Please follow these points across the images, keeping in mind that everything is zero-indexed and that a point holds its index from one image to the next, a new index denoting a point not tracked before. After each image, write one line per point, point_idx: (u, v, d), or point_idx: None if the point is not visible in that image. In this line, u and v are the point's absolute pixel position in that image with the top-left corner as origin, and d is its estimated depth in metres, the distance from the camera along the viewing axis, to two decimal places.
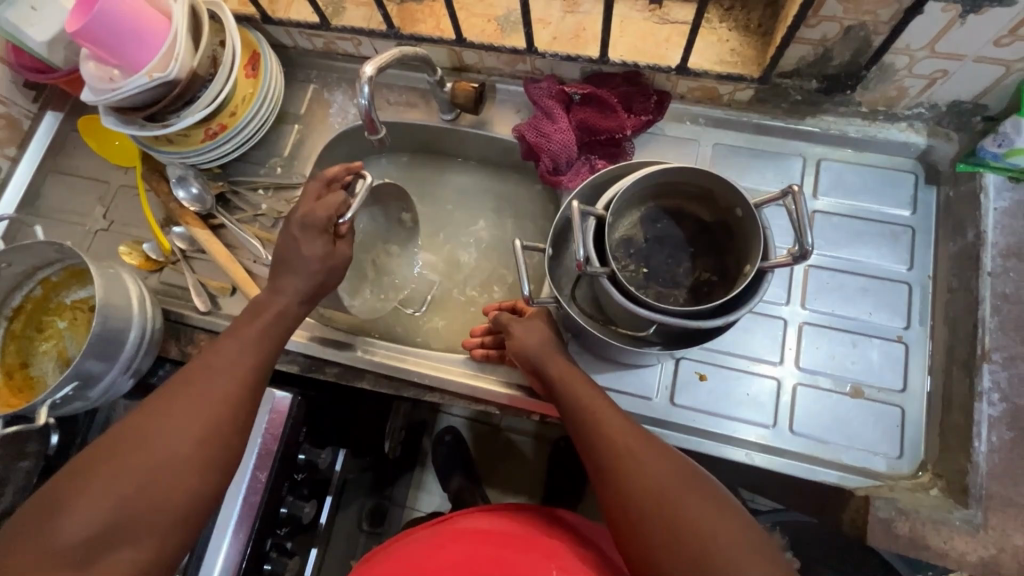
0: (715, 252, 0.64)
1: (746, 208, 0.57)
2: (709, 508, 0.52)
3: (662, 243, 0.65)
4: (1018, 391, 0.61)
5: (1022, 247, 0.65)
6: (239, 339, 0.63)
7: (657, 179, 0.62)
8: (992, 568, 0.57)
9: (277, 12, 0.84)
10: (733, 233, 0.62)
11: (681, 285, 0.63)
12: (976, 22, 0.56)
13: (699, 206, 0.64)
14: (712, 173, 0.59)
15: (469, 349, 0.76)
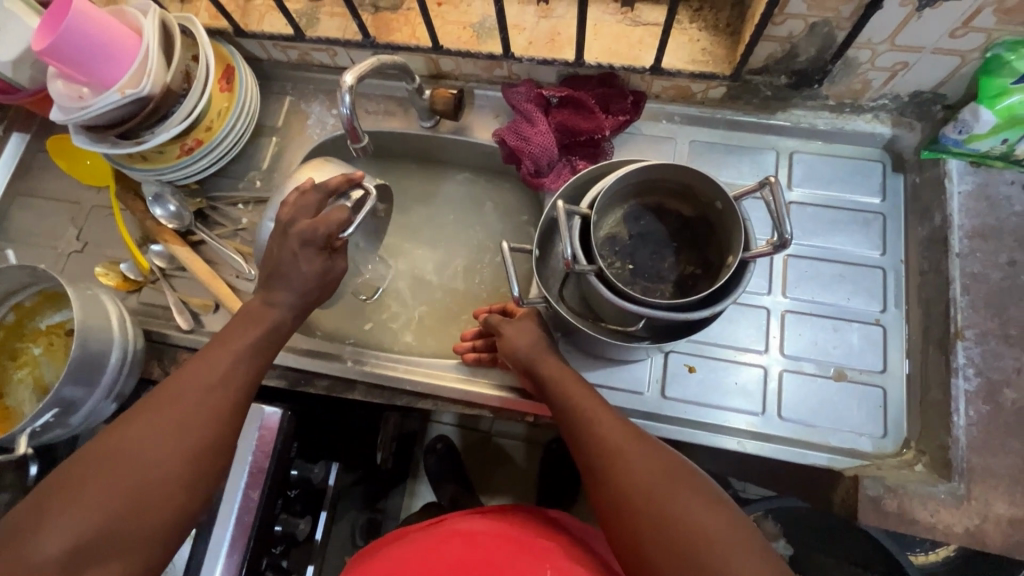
0: (698, 245, 0.65)
1: (726, 202, 0.59)
2: (699, 499, 0.53)
3: (646, 239, 0.66)
4: (992, 365, 0.63)
5: (986, 228, 0.68)
6: (222, 351, 0.62)
7: (638, 177, 0.63)
8: (978, 538, 0.59)
9: (249, 25, 0.84)
10: (714, 227, 0.64)
11: (667, 279, 0.65)
12: (931, 16, 0.59)
13: (679, 202, 0.65)
14: (691, 169, 0.61)
15: (460, 354, 0.76)
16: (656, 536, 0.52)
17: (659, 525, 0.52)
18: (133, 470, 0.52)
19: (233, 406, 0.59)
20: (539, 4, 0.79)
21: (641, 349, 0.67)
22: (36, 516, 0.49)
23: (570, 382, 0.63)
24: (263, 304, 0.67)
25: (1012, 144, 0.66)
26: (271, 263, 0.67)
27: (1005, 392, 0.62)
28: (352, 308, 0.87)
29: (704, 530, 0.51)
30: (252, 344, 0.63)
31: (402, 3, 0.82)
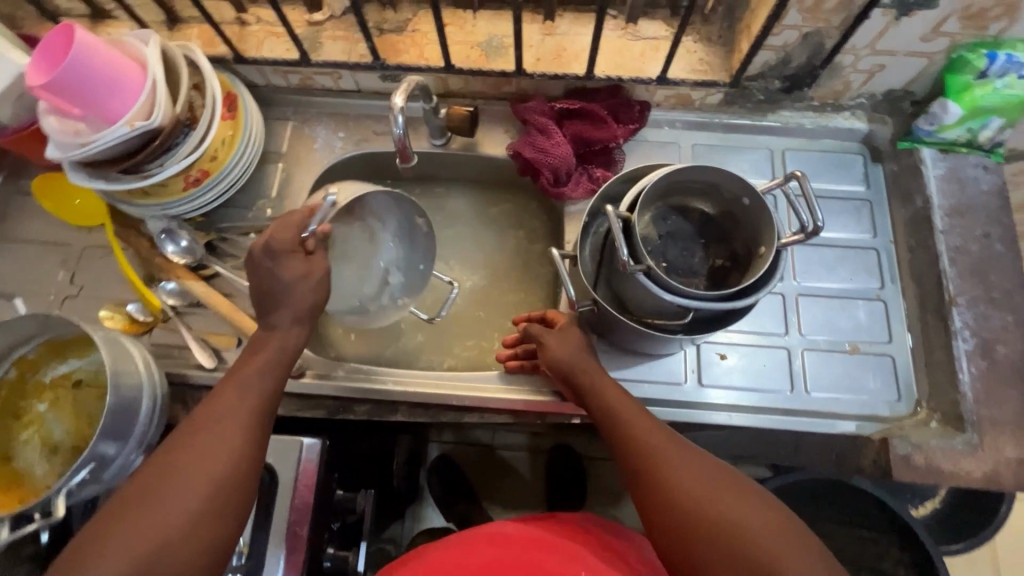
0: (723, 240, 0.70)
1: (755, 197, 0.64)
2: (731, 488, 0.56)
3: (676, 237, 0.70)
4: (984, 326, 0.71)
5: (962, 206, 0.76)
6: (246, 382, 0.61)
7: (667, 180, 0.67)
8: (994, 479, 0.66)
9: (247, 50, 0.82)
10: (737, 221, 0.69)
11: (699, 273, 0.69)
12: (909, 22, 0.66)
13: (703, 200, 0.70)
14: (716, 169, 0.66)
15: (502, 362, 0.77)
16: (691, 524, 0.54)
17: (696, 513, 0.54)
18: (163, 508, 0.51)
19: (261, 435, 0.59)
20: (544, 22, 0.82)
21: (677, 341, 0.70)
22: (70, 556, 0.48)
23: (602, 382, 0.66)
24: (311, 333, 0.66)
25: (975, 131, 0.76)
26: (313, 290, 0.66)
27: (998, 348, 0.70)
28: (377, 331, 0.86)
29: (736, 513, 0.54)
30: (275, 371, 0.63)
31: (407, 24, 0.83)
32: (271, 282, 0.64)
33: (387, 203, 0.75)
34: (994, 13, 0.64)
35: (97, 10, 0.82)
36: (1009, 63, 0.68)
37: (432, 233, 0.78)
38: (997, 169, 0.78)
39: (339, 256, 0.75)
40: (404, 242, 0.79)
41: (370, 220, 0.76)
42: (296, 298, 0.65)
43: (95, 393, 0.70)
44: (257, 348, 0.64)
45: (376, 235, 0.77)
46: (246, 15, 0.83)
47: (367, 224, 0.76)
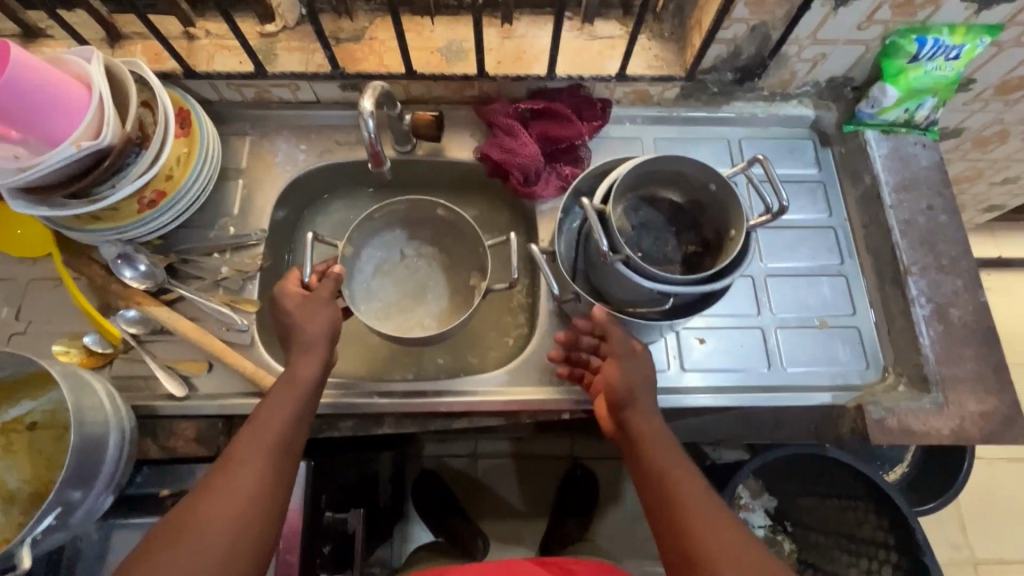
0: (693, 226, 0.72)
1: (721, 182, 0.67)
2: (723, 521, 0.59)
3: (649, 227, 0.72)
4: (937, 291, 0.75)
5: (907, 181, 0.81)
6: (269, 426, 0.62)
7: (636, 171, 0.70)
8: (961, 435, 0.69)
9: (198, 65, 0.80)
10: (705, 207, 0.72)
11: (674, 259, 0.71)
12: (844, 12, 0.71)
13: (671, 190, 0.73)
14: (682, 158, 0.68)
15: (553, 362, 0.72)
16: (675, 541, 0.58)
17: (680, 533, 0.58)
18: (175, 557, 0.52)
19: (278, 493, 0.60)
20: (502, 25, 0.82)
21: (656, 327, 0.72)
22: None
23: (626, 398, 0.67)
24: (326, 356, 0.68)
25: (912, 112, 0.81)
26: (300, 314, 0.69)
27: (952, 311, 0.74)
28: (358, 344, 0.85)
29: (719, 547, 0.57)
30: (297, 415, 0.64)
31: (364, 33, 0.82)
32: (291, 312, 0.69)
33: (407, 233, 0.90)
34: (920, 0, 0.69)
35: (32, 29, 0.78)
36: (937, 46, 0.74)
37: (457, 213, 0.85)
38: (934, 146, 0.83)
39: (424, 292, 0.89)
40: (458, 243, 0.89)
41: (422, 252, 0.90)
42: (305, 323, 0.68)
43: (52, 434, 0.65)
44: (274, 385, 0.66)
45: (430, 258, 0.90)
46: (194, 29, 0.80)
47: (417, 256, 0.90)
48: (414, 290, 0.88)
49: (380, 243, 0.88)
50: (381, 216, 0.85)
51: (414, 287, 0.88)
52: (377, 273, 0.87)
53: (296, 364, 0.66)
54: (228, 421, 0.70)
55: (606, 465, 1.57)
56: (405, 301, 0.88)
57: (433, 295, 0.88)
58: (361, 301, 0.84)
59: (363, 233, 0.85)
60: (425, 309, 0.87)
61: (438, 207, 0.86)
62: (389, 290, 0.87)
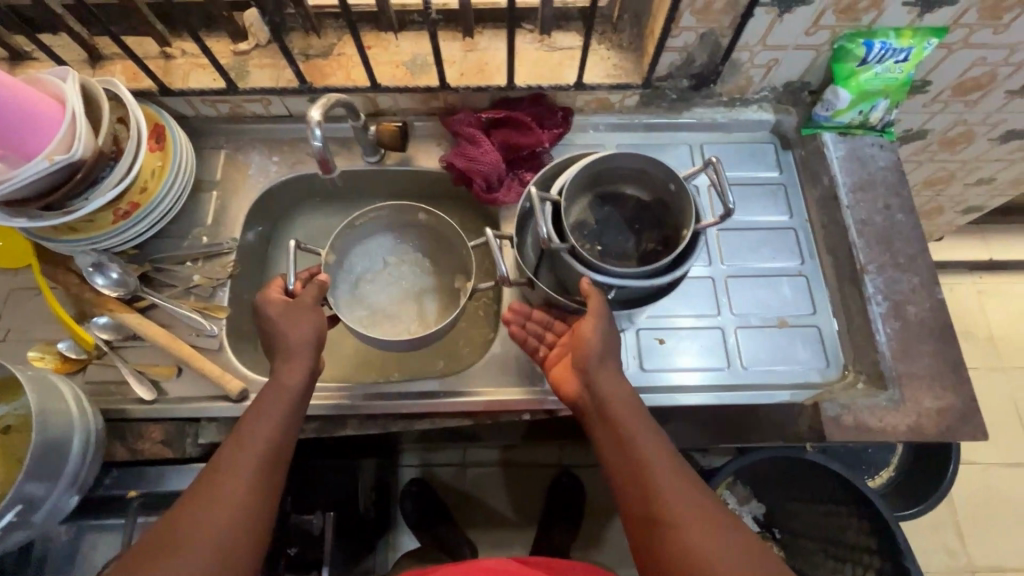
0: (657, 224, 0.73)
1: (677, 182, 0.68)
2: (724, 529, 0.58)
3: (609, 223, 0.74)
4: (894, 289, 0.76)
5: (863, 181, 0.82)
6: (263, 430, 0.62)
7: (596, 167, 0.71)
8: (917, 431, 0.69)
9: (174, 83, 0.83)
10: (667, 207, 0.72)
11: (630, 257, 0.72)
12: (790, 19, 0.73)
13: (636, 188, 0.74)
14: (643, 156, 0.70)
15: (507, 324, 0.74)
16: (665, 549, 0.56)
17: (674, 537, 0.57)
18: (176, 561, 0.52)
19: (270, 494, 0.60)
20: (464, 39, 0.85)
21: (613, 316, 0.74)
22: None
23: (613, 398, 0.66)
24: (312, 367, 0.68)
25: (867, 113, 0.83)
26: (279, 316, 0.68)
27: (908, 308, 0.75)
28: (339, 353, 0.89)
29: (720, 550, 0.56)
30: (289, 419, 0.65)
31: (332, 49, 0.85)
32: (274, 319, 0.69)
33: (390, 237, 0.91)
34: (862, 6, 0.71)
35: (16, 52, 0.82)
36: (885, 50, 0.76)
37: (440, 216, 0.87)
38: (890, 146, 0.85)
39: (411, 293, 0.90)
40: (442, 243, 0.91)
41: (407, 254, 0.92)
42: (287, 330, 0.68)
43: (22, 437, 0.67)
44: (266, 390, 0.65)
45: (416, 259, 0.92)
46: (170, 49, 0.84)
47: (402, 259, 0.91)
48: (404, 293, 0.90)
49: (364, 249, 0.89)
50: (363, 224, 0.86)
51: (404, 290, 0.90)
52: (363, 279, 0.88)
53: (285, 372, 0.66)
54: (196, 424, 0.72)
55: (594, 472, 1.57)
56: (396, 304, 0.89)
57: (420, 297, 0.90)
58: (351, 307, 0.86)
59: (346, 242, 0.86)
60: (417, 311, 0.89)
61: (420, 212, 0.87)
62: (376, 294, 0.89)
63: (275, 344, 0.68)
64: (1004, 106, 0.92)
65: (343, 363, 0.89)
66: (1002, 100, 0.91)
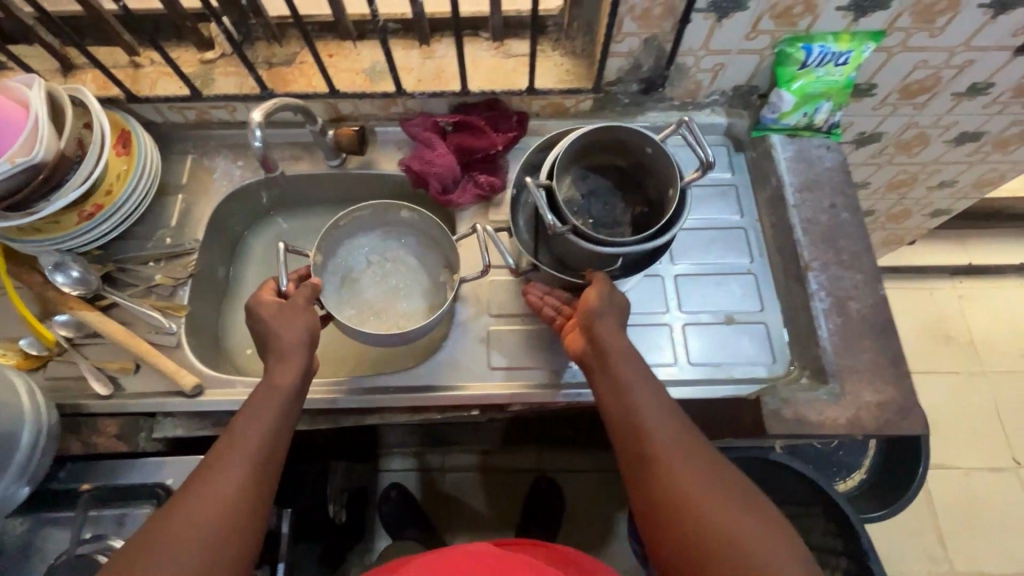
0: (638, 187, 0.79)
1: (655, 145, 0.72)
2: (748, 510, 0.55)
3: (596, 195, 0.79)
4: (837, 285, 0.77)
5: (809, 181, 0.84)
6: (257, 423, 0.61)
7: (576, 144, 0.74)
8: (856, 425, 0.70)
9: (142, 91, 0.86)
10: (647, 167, 0.76)
11: (624, 222, 0.77)
12: (729, 24, 0.75)
13: (614, 157, 0.79)
14: (619, 126, 0.73)
15: (529, 296, 0.76)
16: (684, 540, 0.54)
17: (692, 527, 0.54)
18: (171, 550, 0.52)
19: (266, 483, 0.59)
20: (422, 47, 0.88)
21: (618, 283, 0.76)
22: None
23: (621, 376, 0.64)
24: (306, 365, 0.67)
25: (812, 115, 0.85)
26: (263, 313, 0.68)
27: (851, 304, 0.76)
28: None
29: (747, 535, 0.53)
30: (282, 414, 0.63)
31: (295, 57, 0.88)
32: (268, 321, 0.67)
33: (373, 236, 0.89)
34: (798, 11, 0.74)
35: None
36: (824, 54, 0.78)
37: (422, 213, 0.85)
38: (837, 148, 0.86)
39: (397, 291, 0.89)
40: (426, 240, 0.89)
41: (391, 250, 0.90)
42: (279, 330, 0.67)
43: None
44: (256, 389, 0.64)
45: (400, 255, 0.90)
46: (139, 58, 0.87)
47: (386, 256, 0.90)
48: (386, 290, 0.88)
49: (349, 248, 0.88)
50: (346, 225, 0.85)
51: (388, 287, 0.88)
52: (350, 277, 0.87)
53: (276, 372, 0.65)
54: (151, 419, 0.75)
55: (572, 477, 1.56)
56: (379, 302, 0.88)
57: (407, 293, 0.88)
58: (341, 306, 0.85)
59: (330, 240, 0.84)
60: (402, 307, 0.87)
61: (403, 210, 0.86)
62: (364, 292, 0.87)
63: (268, 344, 0.67)
64: (953, 108, 0.94)
65: None
66: (950, 103, 0.93)
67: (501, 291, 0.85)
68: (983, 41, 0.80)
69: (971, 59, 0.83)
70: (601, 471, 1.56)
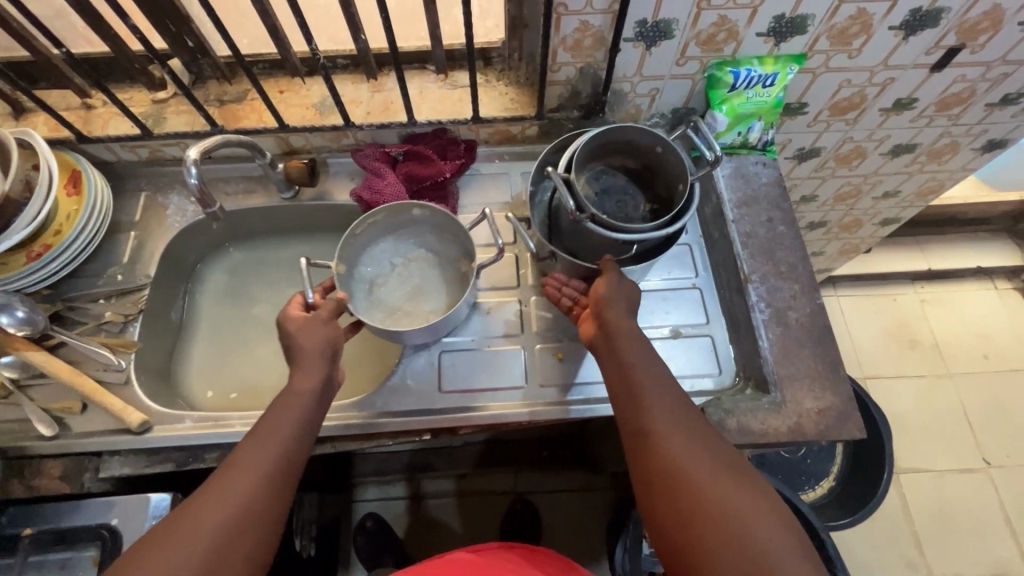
0: (646, 186, 0.81)
1: (665, 145, 0.75)
2: (744, 487, 0.55)
3: (609, 191, 0.80)
4: (775, 296, 0.80)
5: (747, 197, 0.87)
6: (278, 428, 0.61)
7: (590, 144, 0.77)
8: (797, 431, 0.72)
9: (93, 131, 0.87)
10: (656, 168, 0.80)
11: (634, 217, 0.78)
12: (657, 51, 0.79)
13: (623, 157, 0.81)
14: (632, 127, 0.76)
15: (546, 285, 0.76)
16: (681, 525, 0.54)
17: (692, 509, 0.54)
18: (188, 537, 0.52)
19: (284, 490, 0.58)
20: (370, 81, 0.91)
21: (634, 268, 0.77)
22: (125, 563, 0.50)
23: (626, 365, 0.64)
24: (326, 377, 0.66)
25: (745, 134, 0.89)
26: (288, 327, 0.68)
27: (789, 314, 0.79)
28: (258, 387, 0.91)
29: (756, 524, 0.53)
30: (304, 418, 0.63)
31: (245, 95, 0.90)
32: (294, 335, 0.67)
33: (390, 237, 0.88)
34: (721, 38, 0.77)
35: None
36: (750, 76, 0.82)
37: (435, 210, 0.84)
38: (773, 164, 0.90)
39: (423, 288, 0.88)
40: (443, 233, 0.88)
41: (411, 250, 0.89)
42: (304, 342, 0.67)
43: None
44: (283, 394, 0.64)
45: (420, 253, 0.89)
46: (91, 99, 0.88)
47: (407, 257, 0.89)
48: (413, 289, 0.87)
49: (368, 255, 0.86)
50: (363, 232, 0.83)
51: (416, 287, 0.87)
52: (375, 283, 0.86)
53: (298, 377, 0.65)
54: (97, 459, 0.74)
55: (552, 500, 1.50)
56: (408, 302, 0.86)
57: (434, 287, 0.87)
58: (374, 313, 0.84)
59: (352, 250, 0.83)
60: (432, 303, 0.86)
61: (416, 209, 0.84)
62: (393, 294, 0.86)
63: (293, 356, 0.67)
64: (883, 122, 0.98)
65: (261, 394, 0.91)
66: (879, 118, 0.97)
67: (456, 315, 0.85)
68: (901, 60, 0.84)
69: (892, 77, 0.87)
70: (584, 491, 1.50)
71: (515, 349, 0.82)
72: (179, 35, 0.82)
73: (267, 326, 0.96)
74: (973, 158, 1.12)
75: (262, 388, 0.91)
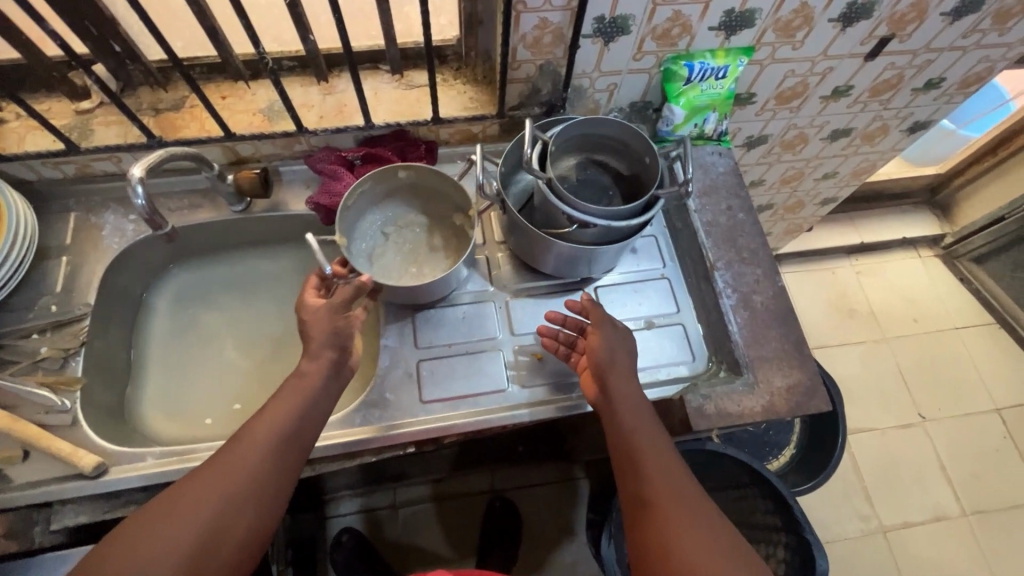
0: (628, 197, 0.82)
1: (651, 156, 0.75)
2: (738, 558, 0.56)
3: (590, 184, 0.81)
4: (741, 281, 0.83)
5: (707, 187, 0.90)
6: (283, 419, 0.60)
7: (585, 131, 0.79)
8: (770, 410, 0.76)
9: (7, 148, 0.78)
10: (643, 183, 0.80)
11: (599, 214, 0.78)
12: (615, 46, 0.79)
13: (618, 161, 0.82)
14: (629, 130, 0.77)
15: (541, 336, 0.77)
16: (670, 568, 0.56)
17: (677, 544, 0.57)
18: (189, 514, 0.52)
19: (283, 476, 0.58)
20: (321, 83, 0.86)
21: (571, 252, 0.76)
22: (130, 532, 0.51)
23: (624, 404, 0.67)
24: (335, 360, 0.66)
25: (701, 126, 0.91)
26: (303, 312, 0.67)
27: (755, 298, 0.82)
28: (221, 414, 0.86)
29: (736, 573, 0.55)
30: (308, 413, 0.62)
31: (184, 102, 0.83)
32: (305, 322, 0.67)
33: (377, 209, 0.85)
34: (675, 32, 0.79)
35: None
36: (703, 69, 0.84)
37: (418, 169, 0.81)
38: (728, 154, 0.93)
39: (423, 250, 0.85)
40: (429, 193, 0.86)
41: (401, 216, 0.87)
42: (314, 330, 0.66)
43: None
44: (288, 387, 0.64)
45: (411, 217, 0.87)
46: (2, 113, 0.79)
47: (399, 223, 0.86)
48: (414, 253, 0.85)
49: (361, 231, 0.84)
50: (353, 206, 0.81)
51: (416, 249, 0.85)
52: (375, 255, 0.83)
53: (305, 370, 0.65)
54: (47, 510, 0.69)
55: (530, 494, 1.51)
56: (413, 265, 0.84)
57: (432, 246, 0.85)
58: (384, 278, 0.81)
59: (345, 225, 0.80)
60: (435, 259, 0.85)
61: (399, 171, 0.81)
62: (395, 260, 0.84)
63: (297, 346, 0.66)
64: (823, 109, 1.04)
65: (227, 420, 0.85)
66: (820, 105, 1.02)
67: (430, 319, 0.83)
68: (839, 50, 0.88)
69: (831, 66, 0.92)
70: (560, 482, 1.52)
71: (493, 350, 0.82)
72: (103, 39, 0.75)
73: (227, 347, 0.91)
74: (902, 139, 1.21)
75: (227, 414, 0.86)
